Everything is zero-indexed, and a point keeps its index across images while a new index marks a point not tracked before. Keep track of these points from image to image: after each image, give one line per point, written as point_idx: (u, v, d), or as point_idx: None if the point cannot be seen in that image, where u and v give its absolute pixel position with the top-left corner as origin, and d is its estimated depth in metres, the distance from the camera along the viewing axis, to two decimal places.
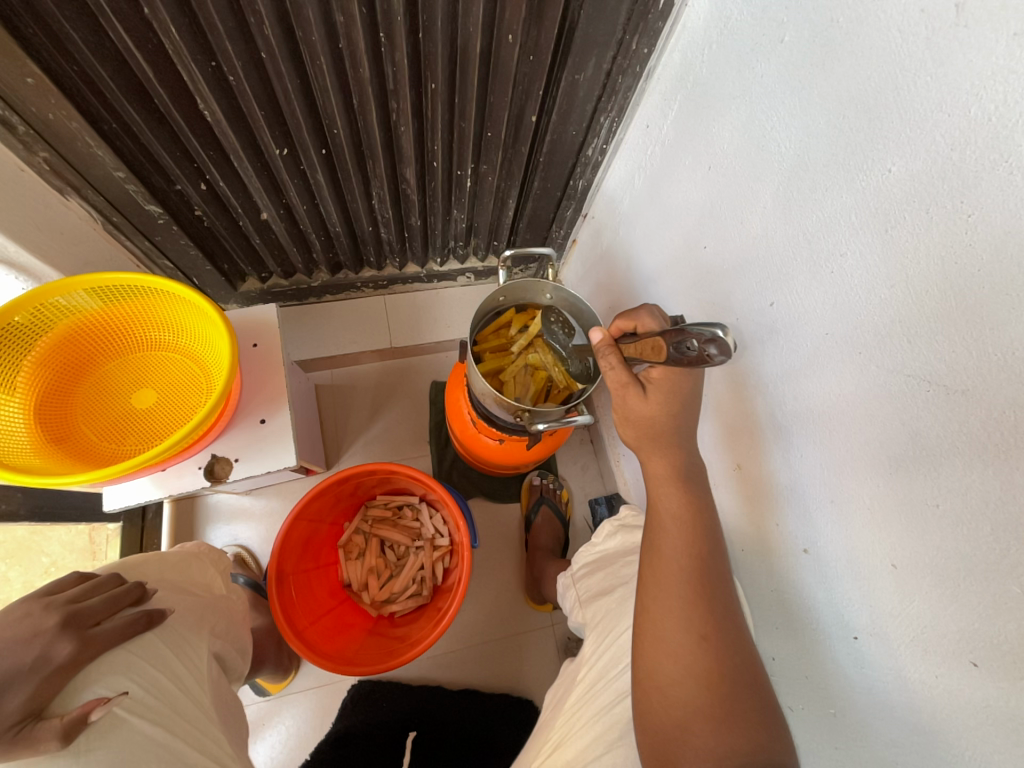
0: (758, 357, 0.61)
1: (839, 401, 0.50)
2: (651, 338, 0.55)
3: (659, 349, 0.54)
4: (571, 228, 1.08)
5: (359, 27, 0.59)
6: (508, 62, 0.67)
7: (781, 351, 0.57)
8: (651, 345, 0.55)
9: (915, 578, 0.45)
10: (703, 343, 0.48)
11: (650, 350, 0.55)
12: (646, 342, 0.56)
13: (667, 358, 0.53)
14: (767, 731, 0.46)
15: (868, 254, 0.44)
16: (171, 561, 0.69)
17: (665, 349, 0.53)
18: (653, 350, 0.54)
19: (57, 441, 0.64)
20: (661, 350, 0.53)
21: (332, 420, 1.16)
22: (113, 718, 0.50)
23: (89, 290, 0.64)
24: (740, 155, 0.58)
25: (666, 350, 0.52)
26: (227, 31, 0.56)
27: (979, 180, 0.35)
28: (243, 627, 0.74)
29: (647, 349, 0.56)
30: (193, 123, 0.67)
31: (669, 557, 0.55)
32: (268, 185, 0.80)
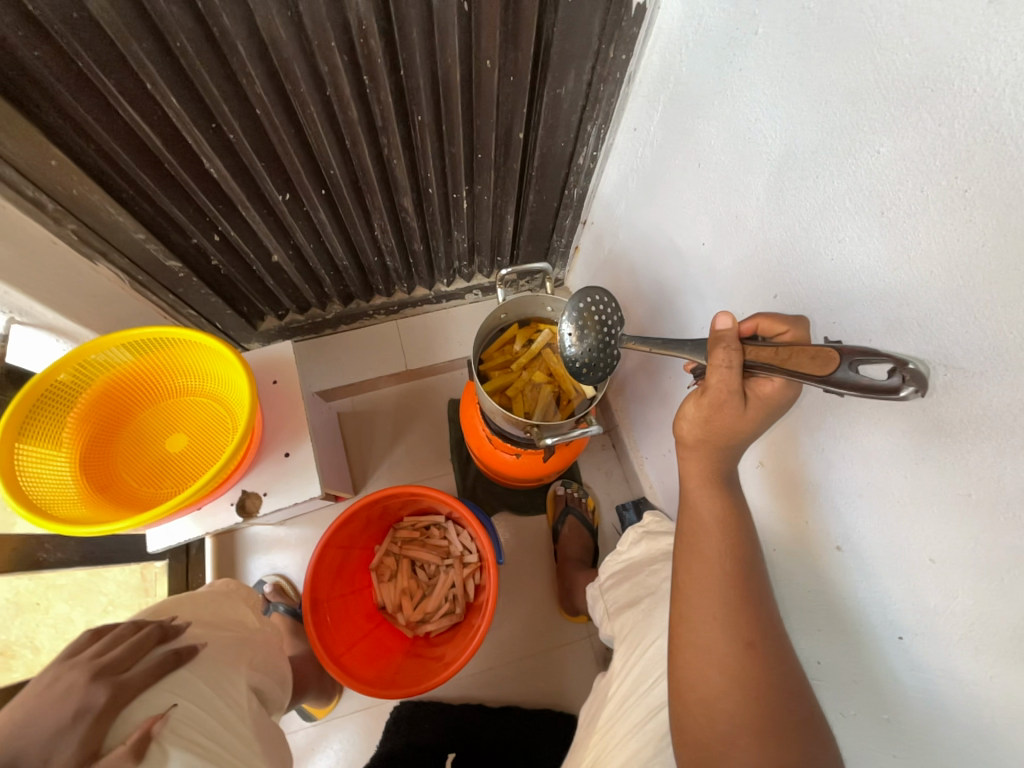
0: None
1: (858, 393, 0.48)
2: (821, 346, 0.43)
3: (827, 361, 0.42)
4: (572, 236, 1.08)
5: (344, 74, 0.62)
6: (489, 86, 0.68)
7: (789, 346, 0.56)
8: (811, 354, 0.43)
9: (957, 572, 0.42)
10: (903, 375, 0.37)
11: (807, 361, 0.43)
12: (804, 351, 0.44)
13: (828, 378, 0.42)
14: (812, 741, 0.44)
15: (867, 237, 0.43)
16: (205, 601, 0.71)
17: (840, 366, 0.41)
18: (815, 363, 0.43)
19: (100, 490, 0.68)
20: (834, 364, 0.41)
21: (355, 446, 1.18)
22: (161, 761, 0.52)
23: (122, 345, 0.69)
24: (727, 151, 0.57)
25: (839, 368, 0.41)
26: (223, 95, 0.60)
27: (973, 154, 0.34)
28: (280, 657, 0.77)
29: (801, 357, 0.44)
30: (202, 182, 0.71)
31: (713, 562, 0.51)
32: (276, 229, 0.84)
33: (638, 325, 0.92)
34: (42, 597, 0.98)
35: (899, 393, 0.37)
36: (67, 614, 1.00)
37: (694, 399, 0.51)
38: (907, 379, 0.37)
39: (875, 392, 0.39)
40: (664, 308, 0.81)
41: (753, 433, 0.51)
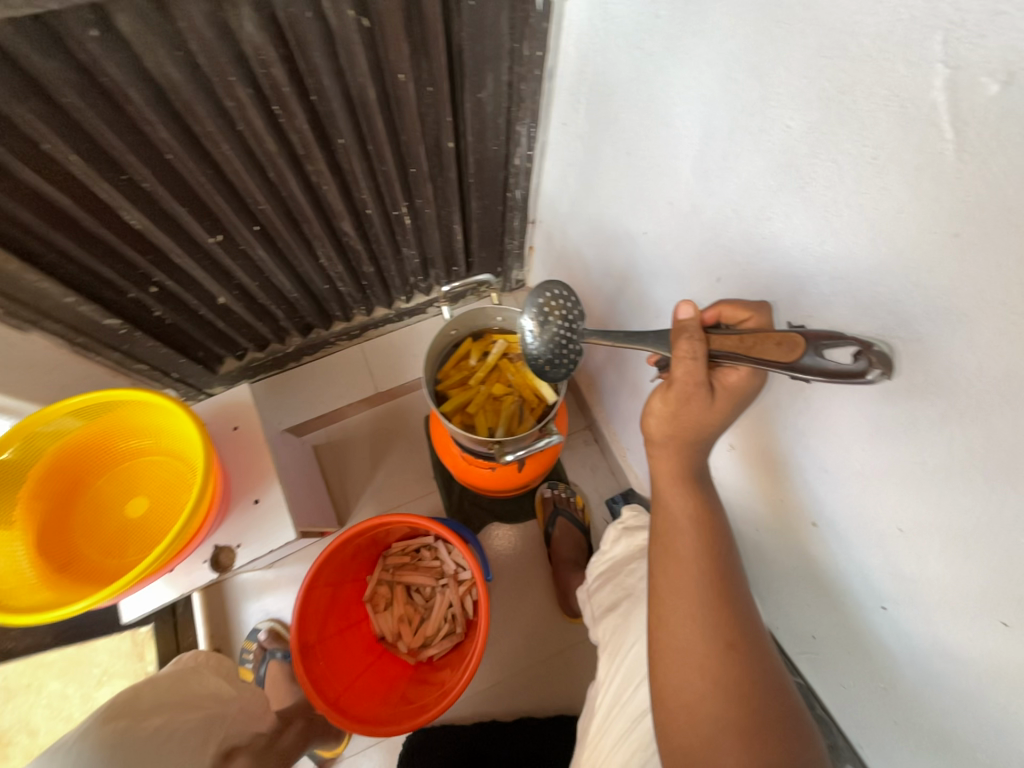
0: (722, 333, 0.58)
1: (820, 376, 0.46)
2: (785, 331, 0.42)
3: (792, 347, 0.41)
4: (524, 237, 1.07)
5: (251, 107, 0.60)
6: (407, 100, 0.66)
7: None
8: (776, 341, 0.42)
9: (924, 539, 0.42)
10: (869, 359, 0.36)
11: (773, 348, 0.42)
12: (769, 337, 0.43)
13: (796, 364, 0.41)
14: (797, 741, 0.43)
15: (793, 213, 0.42)
16: (165, 684, 0.70)
17: (805, 351, 0.40)
18: (781, 350, 0.42)
19: (61, 570, 0.65)
20: (800, 350, 0.41)
21: (336, 477, 1.16)
22: None
23: (71, 413, 0.67)
24: (651, 137, 0.56)
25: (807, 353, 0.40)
26: (126, 144, 0.58)
27: (878, 120, 0.32)
28: (253, 720, 0.79)
29: (768, 344, 0.43)
30: (124, 235, 0.68)
31: (687, 563, 0.51)
32: (215, 271, 0.82)
33: (600, 319, 0.91)
34: (33, 677, 0.98)
35: (867, 377, 0.37)
36: (62, 690, 0.98)
37: (661, 394, 0.50)
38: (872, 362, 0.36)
39: (843, 377, 0.38)
40: (619, 299, 0.80)
41: (719, 425, 0.50)
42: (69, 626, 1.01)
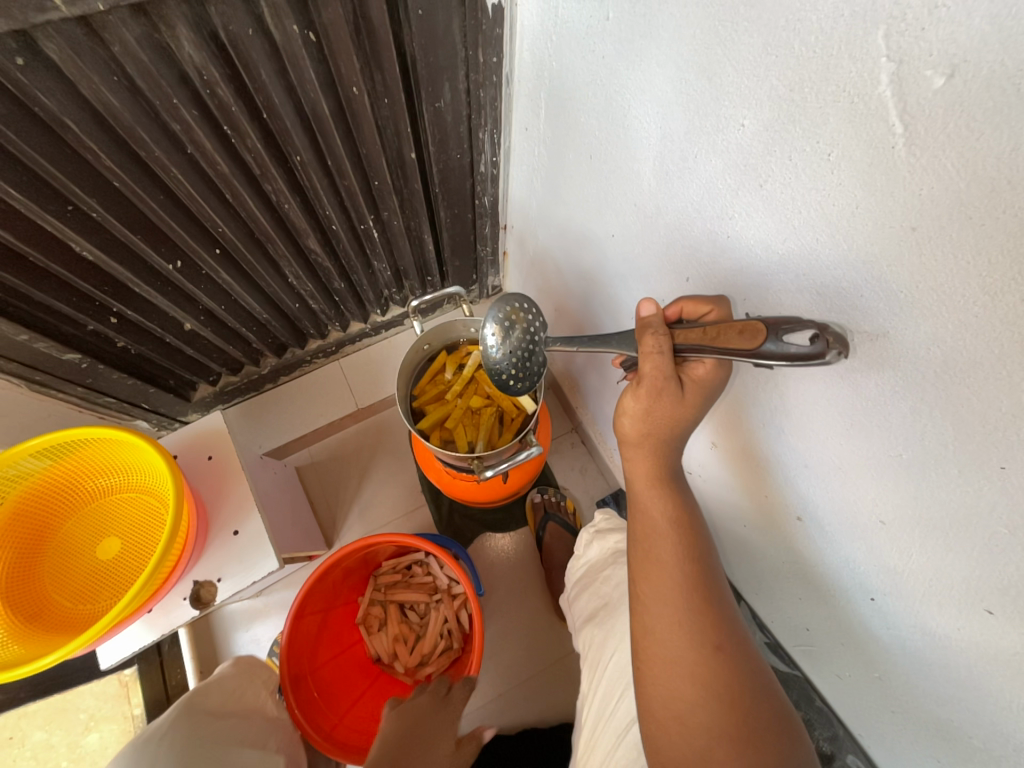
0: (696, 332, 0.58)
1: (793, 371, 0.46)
2: (748, 320, 0.41)
3: (754, 334, 0.41)
4: (496, 242, 1.06)
5: (199, 129, 0.57)
6: (363, 113, 0.65)
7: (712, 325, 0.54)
8: (740, 330, 0.42)
9: (905, 531, 0.41)
10: (827, 341, 0.37)
11: (736, 337, 0.42)
12: (732, 326, 0.42)
13: (759, 351, 0.40)
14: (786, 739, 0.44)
15: (754, 212, 0.41)
16: (229, 688, 0.73)
17: (766, 338, 0.40)
18: (745, 338, 0.41)
19: (31, 620, 0.62)
20: (761, 337, 0.40)
21: (322, 497, 1.14)
22: None
23: (35, 453, 0.65)
24: (611, 139, 0.55)
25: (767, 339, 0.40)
26: (67, 174, 0.55)
27: (829, 116, 0.32)
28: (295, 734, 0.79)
29: (731, 334, 0.42)
30: (77, 268, 0.66)
31: (668, 567, 0.50)
32: (177, 298, 0.79)
33: (577, 322, 0.90)
34: (16, 729, 0.94)
35: (828, 357, 0.37)
36: (47, 740, 0.94)
37: (632, 392, 0.50)
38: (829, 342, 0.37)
39: (804, 360, 0.38)
40: (594, 302, 0.80)
41: (693, 418, 0.50)
42: (50, 673, 0.96)
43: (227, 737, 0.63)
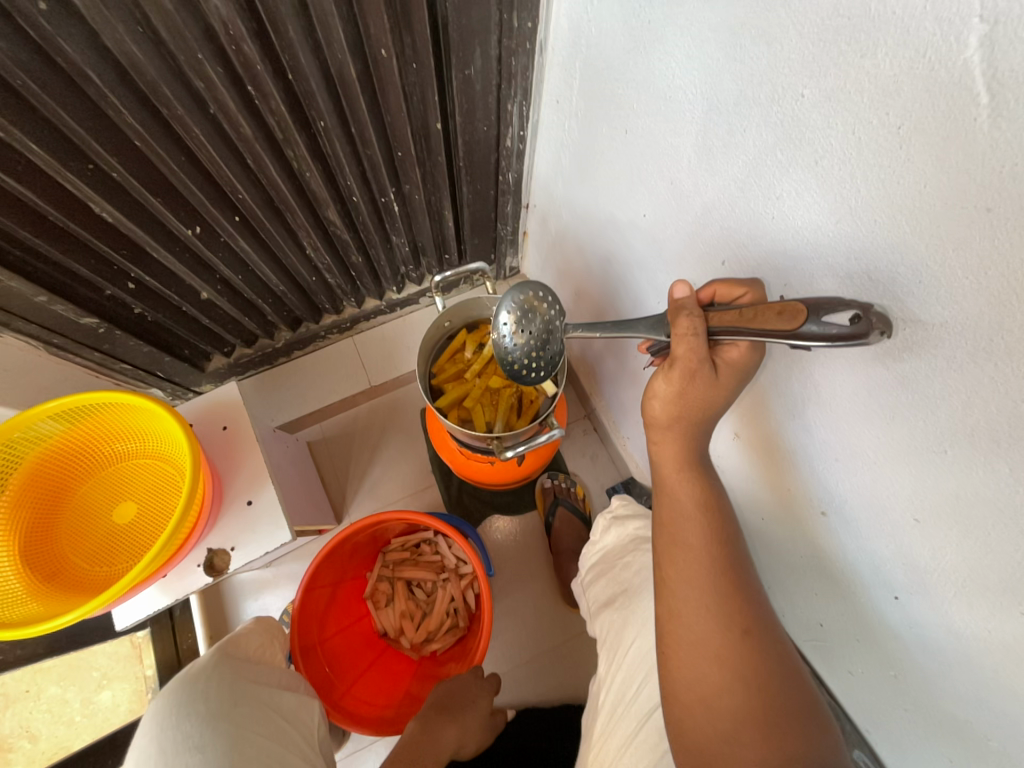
0: None
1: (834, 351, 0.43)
2: (787, 302, 0.39)
3: (792, 314, 0.39)
4: (517, 222, 1.03)
5: (223, 87, 0.56)
6: (390, 77, 0.62)
7: None
8: (777, 310, 0.40)
9: (941, 529, 0.40)
10: (873, 321, 0.35)
11: (775, 317, 0.40)
12: (771, 308, 0.40)
13: (798, 332, 0.38)
14: (820, 725, 0.44)
15: (805, 191, 0.39)
16: (257, 640, 0.69)
17: (806, 320, 0.38)
18: (784, 319, 0.39)
19: (49, 579, 0.63)
20: (801, 317, 0.38)
21: (332, 473, 1.14)
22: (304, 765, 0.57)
23: (54, 415, 0.65)
24: (651, 112, 0.53)
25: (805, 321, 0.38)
26: (88, 130, 0.54)
27: (902, 85, 0.30)
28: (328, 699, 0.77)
29: (767, 316, 0.41)
30: (96, 229, 0.65)
31: (695, 550, 0.50)
32: (195, 265, 0.78)
33: (597, 306, 0.88)
34: (32, 683, 0.96)
35: (870, 338, 0.35)
36: (62, 695, 0.96)
37: (665, 375, 0.48)
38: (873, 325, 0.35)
39: (847, 341, 0.35)
40: (617, 285, 0.78)
41: (727, 402, 0.49)
42: (64, 632, 0.98)
43: (266, 682, 0.63)
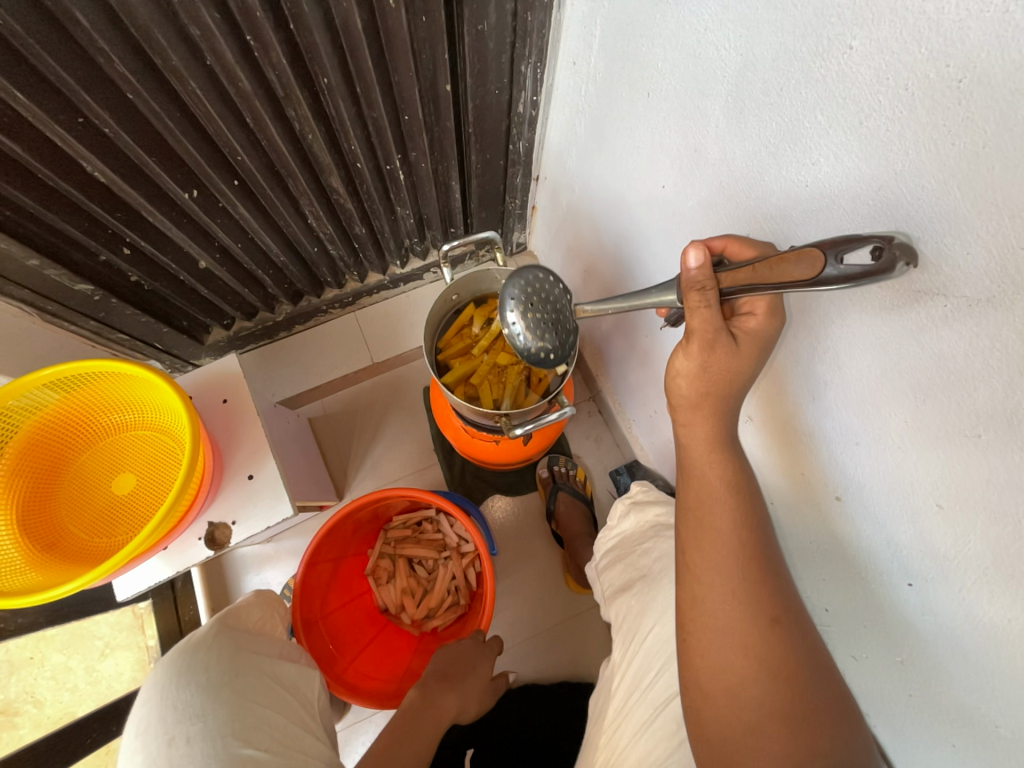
0: None
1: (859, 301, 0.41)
2: (800, 248, 0.37)
3: (806, 259, 0.37)
4: (526, 195, 1.00)
5: (220, 36, 0.52)
6: (399, 31, 0.59)
7: None
8: (791, 261, 0.38)
9: (968, 516, 0.39)
10: (892, 251, 0.33)
11: (791, 266, 0.38)
12: (783, 259, 0.39)
13: (819, 279, 0.36)
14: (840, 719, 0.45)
15: (844, 156, 0.37)
16: (257, 614, 0.68)
17: (824, 264, 0.36)
18: (799, 268, 0.37)
19: (48, 549, 0.62)
20: (819, 264, 0.36)
21: (333, 450, 1.13)
22: (302, 734, 0.57)
23: (49, 383, 0.63)
24: (677, 73, 0.50)
25: (827, 263, 0.36)
26: (78, 79, 0.51)
27: (966, 33, 0.27)
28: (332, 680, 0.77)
29: (783, 266, 0.39)
30: (89, 189, 0.62)
31: (723, 535, 0.49)
32: (194, 232, 0.75)
33: (607, 284, 0.85)
34: (35, 651, 0.97)
35: (894, 272, 0.33)
36: (65, 662, 0.97)
37: (682, 349, 0.47)
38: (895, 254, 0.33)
39: (870, 278, 0.34)
40: (630, 260, 0.75)
41: (749, 373, 0.47)
42: (67, 601, 0.99)
43: (266, 652, 0.63)
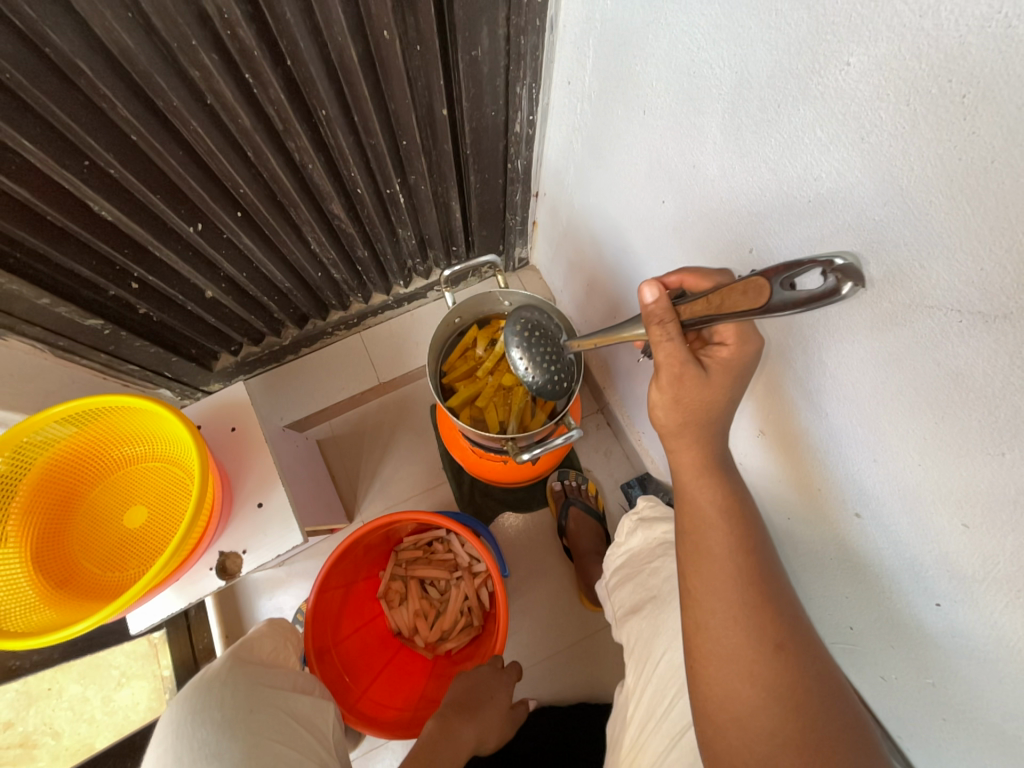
0: None
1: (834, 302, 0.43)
2: (746, 278, 0.39)
3: (754, 288, 0.38)
4: (526, 211, 1.00)
5: (219, 76, 0.53)
6: (394, 61, 0.59)
7: None
8: (742, 289, 0.40)
9: (996, 537, 0.37)
10: (836, 274, 0.34)
11: (741, 296, 0.40)
12: (734, 289, 0.40)
13: (768, 306, 0.37)
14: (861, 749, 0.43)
15: (846, 171, 0.36)
16: (269, 645, 0.68)
17: (772, 291, 0.37)
18: (748, 297, 0.39)
19: (62, 586, 0.63)
20: (766, 292, 0.37)
21: (342, 471, 1.13)
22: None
23: (61, 419, 0.64)
24: (672, 91, 0.50)
25: (770, 291, 0.37)
26: (83, 124, 0.52)
27: (968, 49, 0.26)
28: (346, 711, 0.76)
29: (733, 296, 0.40)
30: (96, 228, 0.63)
31: (719, 559, 0.48)
32: (200, 264, 0.77)
33: (610, 298, 0.85)
34: (53, 682, 0.97)
35: (842, 294, 0.33)
36: (83, 693, 0.97)
37: (654, 383, 0.48)
38: (841, 277, 0.34)
39: (820, 300, 0.34)
40: (632, 274, 0.74)
41: (726, 399, 0.48)
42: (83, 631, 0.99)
43: (280, 685, 0.62)
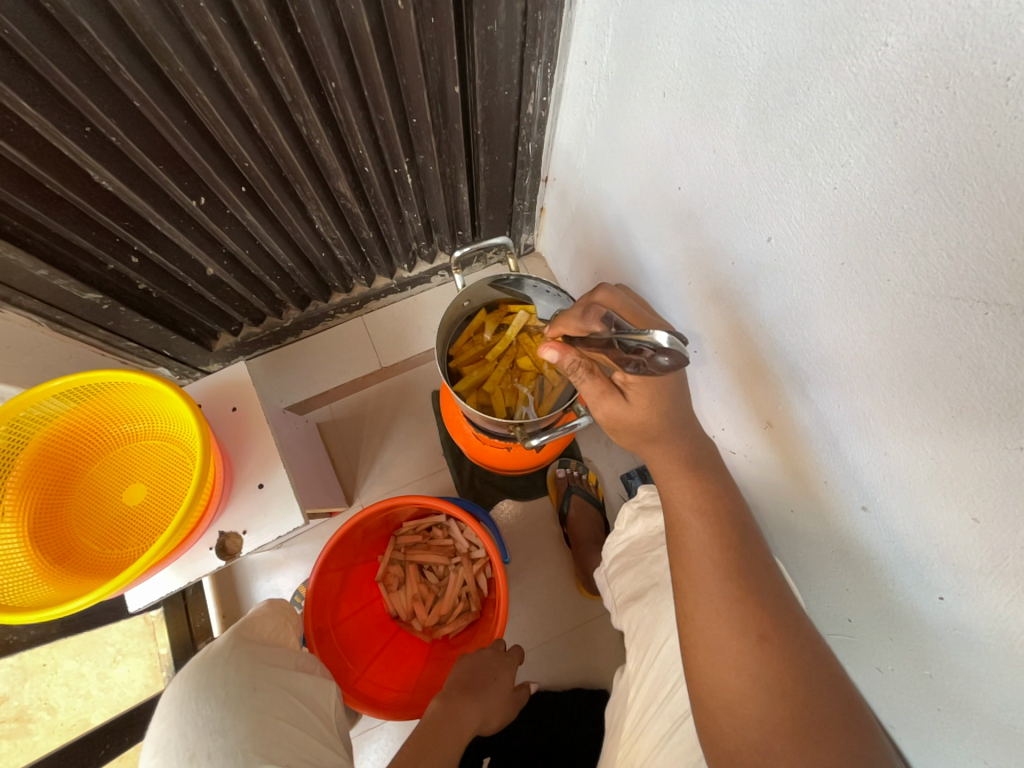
0: (754, 300, 0.53)
1: (830, 305, 0.44)
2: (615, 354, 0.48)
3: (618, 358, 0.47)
4: (534, 196, 0.99)
5: (226, 40, 0.51)
6: (407, 32, 0.57)
7: (772, 293, 0.50)
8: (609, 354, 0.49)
9: (1005, 532, 0.37)
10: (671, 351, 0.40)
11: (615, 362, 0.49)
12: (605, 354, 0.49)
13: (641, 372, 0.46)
14: (856, 736, 0.42)
15: (876, 157, 0.35)
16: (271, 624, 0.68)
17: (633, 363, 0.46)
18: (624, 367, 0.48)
19: (60, 562, 0.62)
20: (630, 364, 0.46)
21: (341, 455, 1.12)
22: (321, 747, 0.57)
23: (59, 394, 0.63)
24: (695, 71, 0.48)
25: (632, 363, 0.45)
26: (83, 88, 0.50)
27: (1017, 28, 0.25)
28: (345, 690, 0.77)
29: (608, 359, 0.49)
30: (95, 198, 0.61)
31: (698, 556, 0.52)
32: (202, 240, 0.75)
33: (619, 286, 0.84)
34: (48, 658, 0.97)
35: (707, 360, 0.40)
36: (79, 669, 0.97)
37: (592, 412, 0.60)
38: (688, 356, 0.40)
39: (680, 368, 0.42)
40: (642, 261, 0.73)
41: (658, 413, 0.56)
42: None
43: (281, 664, 0.62)
